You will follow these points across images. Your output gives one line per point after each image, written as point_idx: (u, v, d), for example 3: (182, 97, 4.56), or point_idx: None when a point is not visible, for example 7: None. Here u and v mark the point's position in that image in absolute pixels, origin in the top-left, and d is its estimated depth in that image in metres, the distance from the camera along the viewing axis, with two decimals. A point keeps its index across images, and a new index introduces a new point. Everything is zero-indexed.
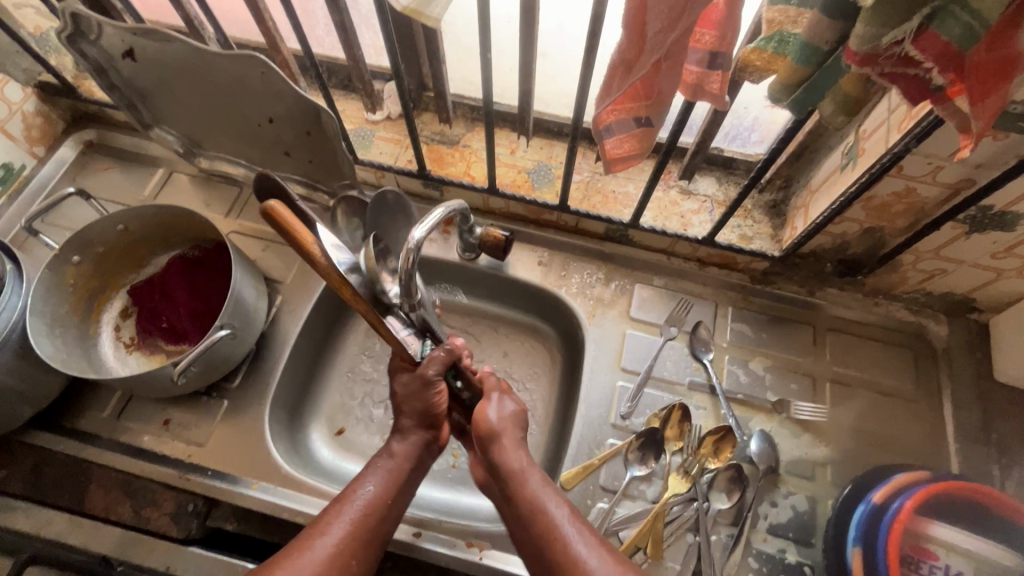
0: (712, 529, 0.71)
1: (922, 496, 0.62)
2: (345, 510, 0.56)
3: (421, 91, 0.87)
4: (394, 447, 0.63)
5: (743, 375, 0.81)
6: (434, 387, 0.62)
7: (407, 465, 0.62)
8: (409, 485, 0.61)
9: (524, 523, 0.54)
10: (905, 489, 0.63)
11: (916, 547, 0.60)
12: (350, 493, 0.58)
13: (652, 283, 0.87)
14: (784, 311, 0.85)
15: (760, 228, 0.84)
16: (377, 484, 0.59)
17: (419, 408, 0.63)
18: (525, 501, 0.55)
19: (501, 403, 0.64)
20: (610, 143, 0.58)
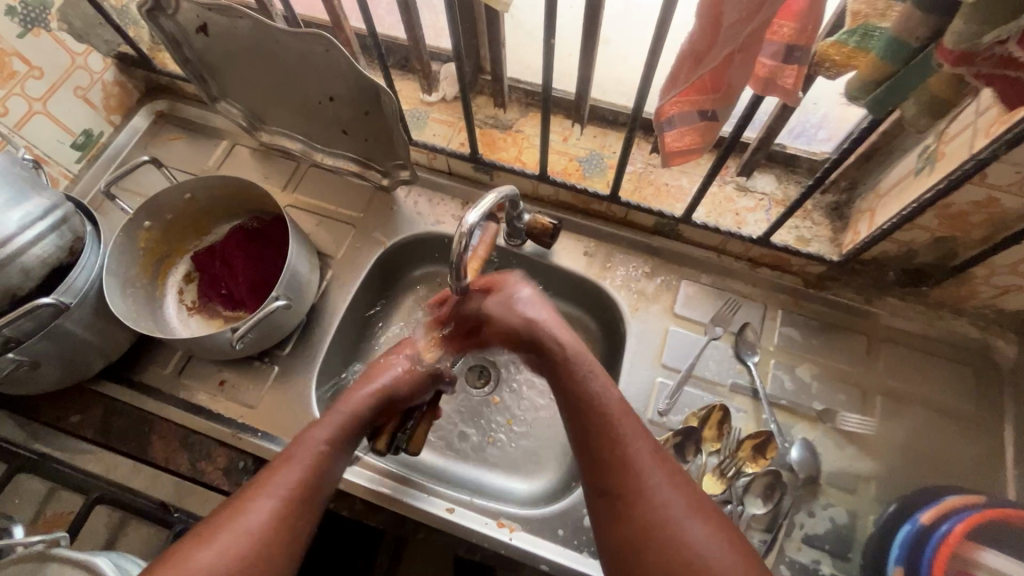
0: (745, 533, 0.70)
1: (973, 522, 0.59)
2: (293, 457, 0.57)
3: (478, 74, 0.87)
4: (347, 404, 0.63)
5: (787, 382, 0.79)
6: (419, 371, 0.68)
7: (357, 421, 0.62)
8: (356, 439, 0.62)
9: (572, 399, 0.59)
10: (959, 512, 0.60)
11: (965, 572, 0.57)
12: (298, 442, 0.59)
13: (699, 281, 0.85)
14: (837, 318, 0.82)
15: (819, 231, 0.80)
16: (325, 440, 0.59)
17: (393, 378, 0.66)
18: (580, 384, 0.59)
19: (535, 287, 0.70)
20: (670, 136, 0.57)
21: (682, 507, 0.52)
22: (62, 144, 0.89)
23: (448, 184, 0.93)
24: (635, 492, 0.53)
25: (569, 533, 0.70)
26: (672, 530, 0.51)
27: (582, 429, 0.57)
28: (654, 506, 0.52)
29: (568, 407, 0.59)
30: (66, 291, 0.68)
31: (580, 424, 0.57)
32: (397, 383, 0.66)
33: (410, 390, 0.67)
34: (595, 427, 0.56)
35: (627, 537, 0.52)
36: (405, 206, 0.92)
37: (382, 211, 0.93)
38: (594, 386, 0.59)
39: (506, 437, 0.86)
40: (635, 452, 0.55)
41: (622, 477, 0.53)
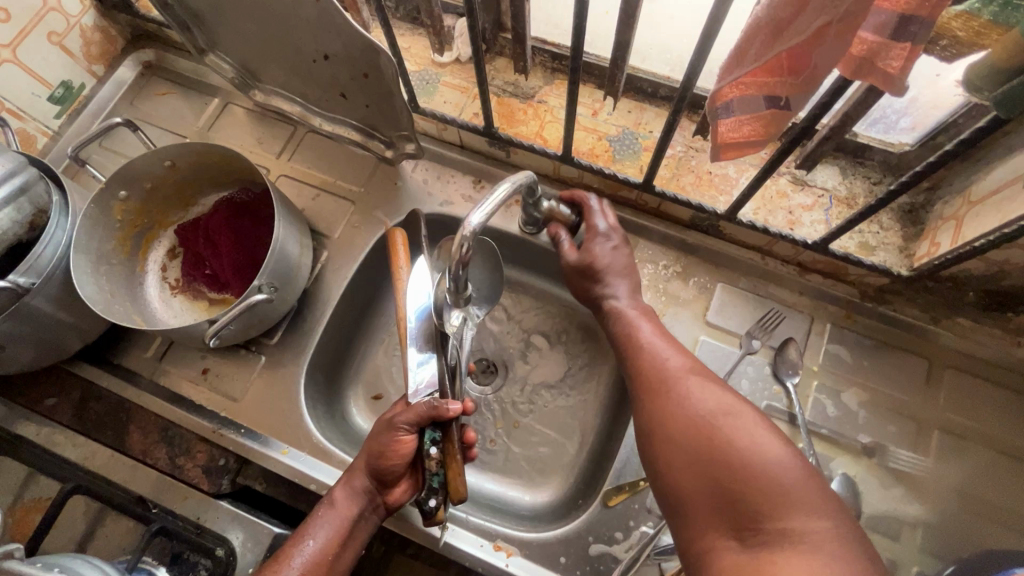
0: None
1: None
2: (285, 565, 0.55)
3: (497, 33, 0.75)
4: (335, 496, 0.59)
5: (831, 409, 0.70)
6: (397, 440, 0.58)
7: (351, 515, 0.58)
8: (355, 532, 0.59)
9: (618, 334, 0.62)
10: None
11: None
12: (292, 547, 0.56)
13: (737, 286, 0.75)
14: (894, 337, 0.72)
15: (887, 238, 0.68)
16: (319, 539, 0.57)
17: (374, 457, 0.59)
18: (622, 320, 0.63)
19: (604, 238, 0.68)
20: (726, 125, 0.46)
21: (714, 401, 0.49)
22: (38, 98, 0.81)
23: (460, 158, 0.82)
24: (665, 389, 0.52)
25: (572, 562, 0.64)
26: (699, 418, 0.48)
27: (623, 358, 0.60)
28: (685, 402, 0.50)
29: (615, 338, 0.62)
30: (28, 270, 0.61)
31: (623, 352, 0.60)
32: (380, 463, 0.59)
33: (401, 458, 0.58)
34: (633, 350, 0.59)
35: (655, 433, 0.50)
36: (411, 182, 0.83)
37: (385, 187, 0.83)
38: (639, 323, 0.61)
39: (512, 443, 0.79)
40: (671, 368, 0.54)
41: (659, 383, 0.53)
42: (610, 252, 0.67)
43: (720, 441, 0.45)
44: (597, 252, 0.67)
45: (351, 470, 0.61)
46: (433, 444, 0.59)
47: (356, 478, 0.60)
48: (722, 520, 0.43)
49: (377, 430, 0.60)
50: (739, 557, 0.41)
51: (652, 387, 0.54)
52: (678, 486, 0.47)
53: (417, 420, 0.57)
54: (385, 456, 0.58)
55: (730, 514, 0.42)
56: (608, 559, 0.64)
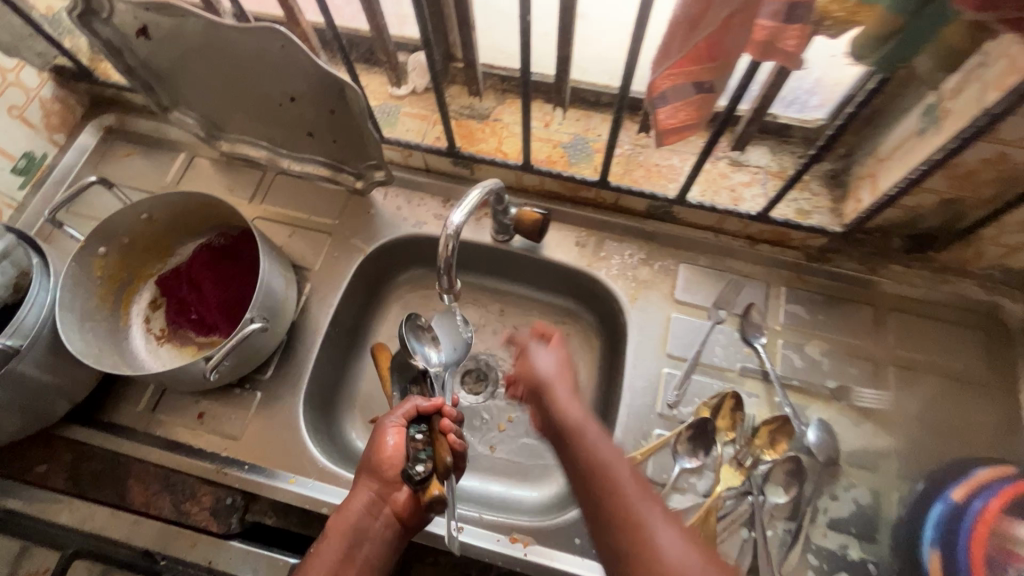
0: (768, 524, 0.67)
1: (1009, 496, 0.55)
2: None
3: (449, 63, 0.81)
4: (333, 523, 0.61)
5: (798, 361, 0.76)
6: (384, 439, 0.62)
7: (349, 532, 0.59)
8: (356, 556, 0.59)
9: (571, 458, 0.53)
10: (990, 486, 0.56)
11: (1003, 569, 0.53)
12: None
13: (698, 264, 0.82)
14: (842, 291, 0.80)
15: (818, 202, 0.77)
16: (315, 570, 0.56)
17: (370, 466, 0.62)
18: (565, 428, 0.56)
19: (539, 352, 0.64)
20: (664, 113, 0.53)
21: (678, 541, 0.44)
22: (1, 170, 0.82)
23: (427, 181, 0.87)
24: (629, 536, 0.45)
25: (587, 542, 0.67)
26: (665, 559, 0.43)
27: (582, 499, 0.50)
28: (653, 544, 0.44)
29: (563, 449, 0.55)
30: (14, 332, 0.62)
31: (578, 484, 0.51)
32: (376, 470, 0.62)
33: (392, 456, 0.62)
34: (589, 495, 0.49)
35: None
36: (382, 208, 0.87)
37: (358, 217, 0.87)
38: (583, 428, 0.54)
39: (512, 443, 0.82)
40: (626, 495, 0.47)
41: (621, 518, 0.46)
42: (561, 367, 0.63)
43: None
44: (535, 364, 0.63)
45: (349, 495, 0.63)
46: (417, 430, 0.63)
47: (353, 496, 0.62)
48: None
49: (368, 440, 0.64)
50: None
51: (619, 521, 0.46)
52: None
53: (404, 412, 0.64)
54: (376, 455, 0.62)
55: None
56: None
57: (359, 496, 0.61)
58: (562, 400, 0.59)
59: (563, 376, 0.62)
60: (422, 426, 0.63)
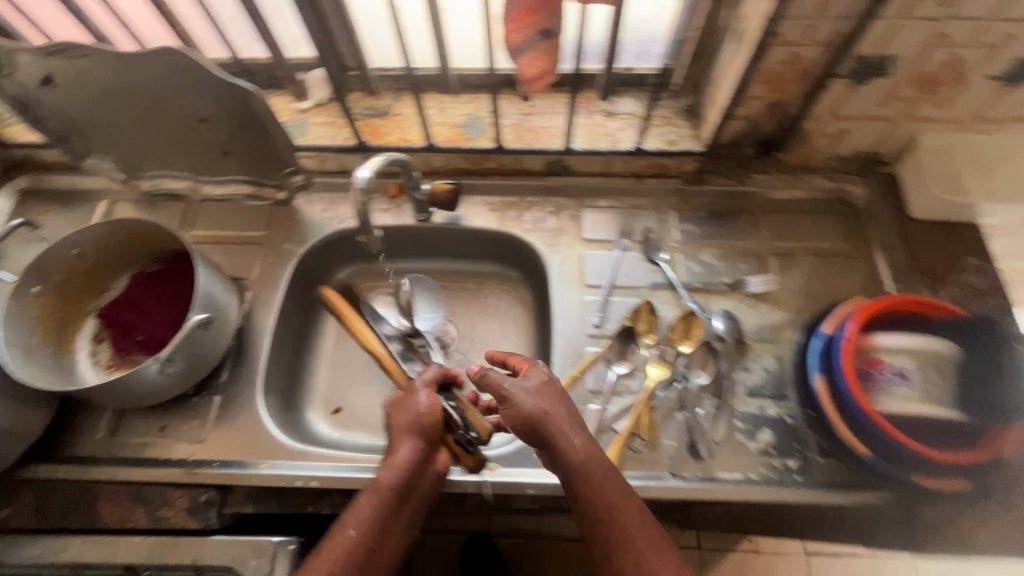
0: (698, 404, 0.77)
1: (862, 318, 0.66)
2: (328, 553, 0.59)
3: (344, 71, 0.90)
4: (375, 484, 0.63)
5: (697, 267, 0.88)
6: (422, 404, 0.67)
7: (392, 497, 0.62)
8: (395, 519, 0.62)
9: (581, 501, 0.60)
10: (848, 315, 0.67)
11: (879, 382, 0.64)
12: (335, 540, 0.60)
13: (599, 206, 0.93)
14: (720, 204, 0.93)
15: (683, 131, 0.90)
16: (358, 528, 0.60)
17: (410, 428, 0.66)
18: (570, 470, 0.61)
19: (526, 382, 0.66)
20: (524, 64, 0.64)
21: None
22: None
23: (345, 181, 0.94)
24: None
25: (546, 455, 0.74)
26: None
27: (597, 539, 0.59)
28: None
29: (572, 487, 0.61)
30: None
31: (592, 524, 0.60)
32: (416, 434, 0.66)
33: (432, 419, 0.66)
34: (609, 549, 0.59)
35: None
36: (307, 212, 0.93)
37: (286, 224, 0.92)
38: (590, 478, 0.61)
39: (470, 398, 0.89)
40: (640, 546, 0.58)
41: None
42: (544, 399, 0.65)
43: None
44: (519, 400, 0.64)
45: (388, 455, 0.65)
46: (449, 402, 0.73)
47: (394, 451, 0.65)
48: None
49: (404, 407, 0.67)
50: None
51: None
52: None
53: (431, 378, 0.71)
54: (419, 424, 0.66)
55: None
56: None
57: (404, 455, 0.64)
58: (565, 436, 0.62)
59: (550, 403, 0.65)
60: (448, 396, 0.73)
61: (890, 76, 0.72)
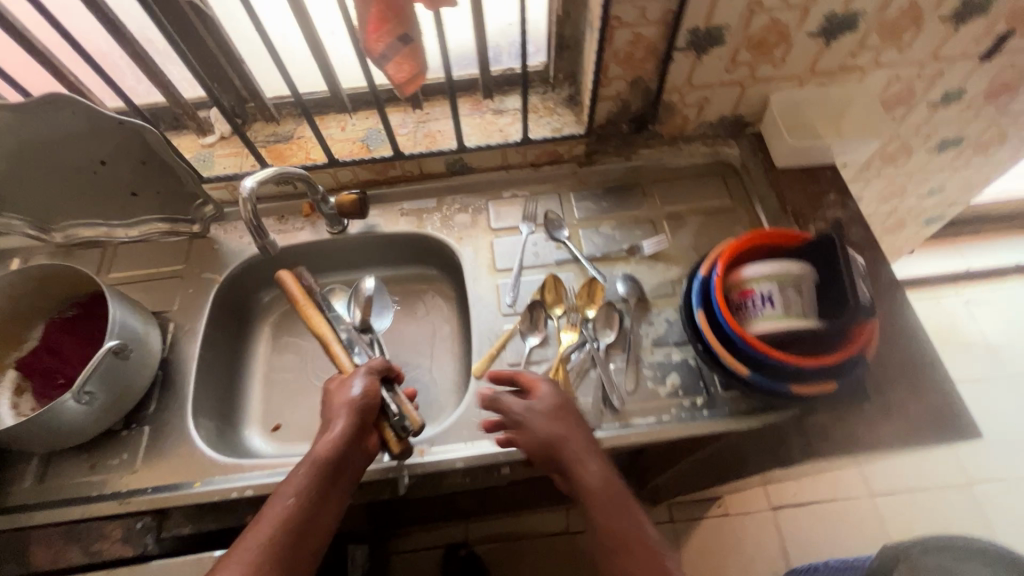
0: (609, 361, 0.83)
1: (730, 255, 0.73)
2: (264, 522, 0.60)
3: (242, 104, 0.95)
4: (312, 454, 0.66)
5: (597, 239, 0.94)
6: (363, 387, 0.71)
7: (328, 469, 0.65)
8: (331, 493, 0.65)
9: (599, 530, 0.64)
10: (718, 255, 0.74)
11: (750, 310, 0.70)
12: (271, 508, 0.62)
13: (502, 197, 0.99)
14: (612, 180, 1.00)
15: (566, 119, 0.98)
16: (294, 497, 0.62)
17: (353, 407, 0.69)
18: (589, 498, 0.65)
19: (537, 405, 0.71)
20: (392, 70, 0.71)
21: None
22: None
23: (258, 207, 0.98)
24: None
25: (473, 429, 0.78)
26: None
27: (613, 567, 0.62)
28: None
29: (589, 514, 0.65)
30: None
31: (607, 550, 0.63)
32: (356, 413, 0.69)
33: (372, 400, 0.70)
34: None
35: None
36: (225, 241, 0.96)
37: (204, 254, 0.95)
38: (609, 506, 0.64)
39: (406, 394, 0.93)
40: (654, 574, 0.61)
41: None
42: (557, 421, 0.70)
43: None
44: (535, 428, 0.69)
45: (326, 428, 0.68)
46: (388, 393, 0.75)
47: (330, 425, 0.68)
48: None
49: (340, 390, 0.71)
50: None
51: None
52: None
53: (375, 366, 0.74)
54: (353, 403, 0.69)
55: None
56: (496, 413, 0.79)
57: (339, 429, 0.67)
58: (583, 465, 0.67)
59: (568, 430, 0.69)
60: (388, 388, 0.74)
61: (725, 44, 0.82)
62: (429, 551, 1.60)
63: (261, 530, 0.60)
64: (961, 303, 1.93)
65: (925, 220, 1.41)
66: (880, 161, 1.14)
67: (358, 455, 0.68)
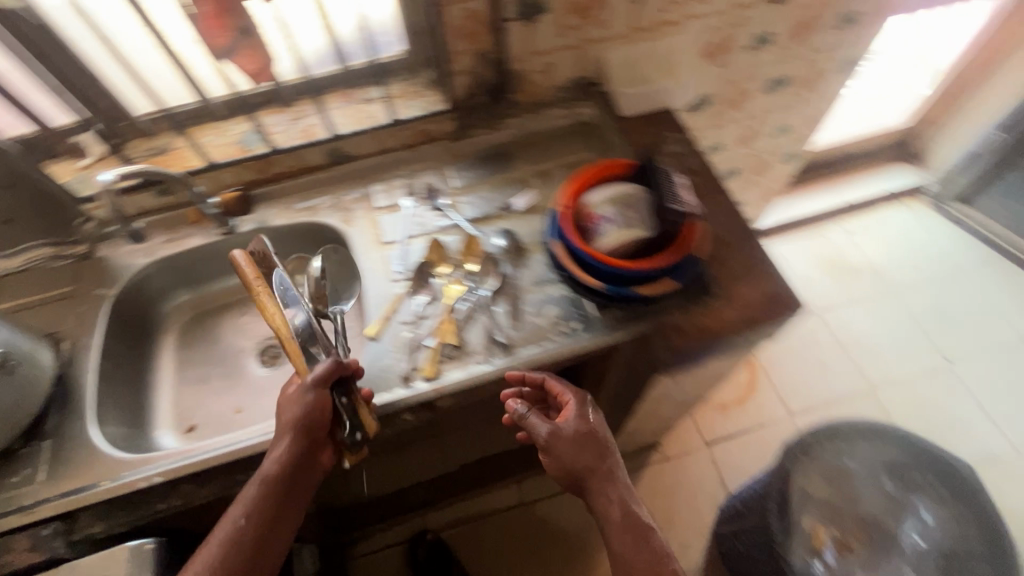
0: (494, 305, 0.90)
1: (570, 189, 0.83)
2: (217, 538, 0.68)
3: (113, 123, 0.98)
4: (262, 469, 0.71)
5: (476, 202, 1.02)
6: (308, 401, 0.73)
7: (279, 484, 0.71)
8: (285, 506, 0.71)
9: (618, 543, 0.74)
10: (563, 191, 0.83)
11: (591, 228, 0.80)
12: (222, 523, 0.69)
13: (385, 178, 1.06)
14: (485, 149, 1.08)
15: (432, 98, 1.05)
16: (246, 515, 0.69)
17: (298, 419, 0.72)
18: (614, 520, 0.76)
19: (563, 426, 0.80)
20: None
21: None
22: None
23: (146, 221, 1.01)
24: None
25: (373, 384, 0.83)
26: None
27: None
28: None
29: (613, 532, 0.75)
30: None
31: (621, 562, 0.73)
32: (304, 425, 0.73)
33: (320, 412, 0.74)
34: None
35: None
36: (114, 256, 0.98)
37: (93, 272, 0.96)
38: (628, 523, 0.75)
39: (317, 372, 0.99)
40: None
41: None
42: (581, 444, 0.78)
43: None
44: (559, 448, 0.78)
45: (275, 440, 0.72)
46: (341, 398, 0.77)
47: (278, 441, 0.72)
48: None
49: (286, 403, 0.74)
50: None
51: None
52: None
53: (324, 373, 0.74)
54: (299, 418, 0.72)
55: None
56: (392, 367, 0.85)
57: (285, 448, 0.72)
58: (607, 489, 0.77)
59: (589, 453, 0.78)
60: (341, 391, 0.77)
61: (550, 10, 0.92)
62: (387, 551, 1.60)
63: (214, 551, 0.67)
64: (843, 234, 2.14)
65: (785, 158, 1.58)
66: (724, 105, 1.28)
67: (312, 467, 0.74)
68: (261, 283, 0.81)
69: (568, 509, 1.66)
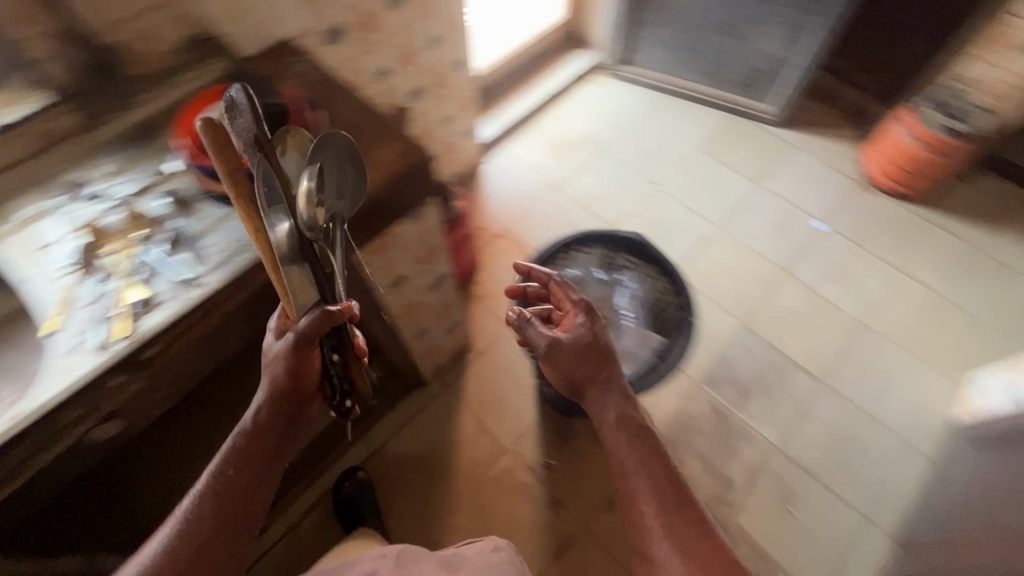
0: (172, 255, 0.95)
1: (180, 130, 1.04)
2: (201, 487, 0.94)
3: None
4: (248, 425, 0.98)
5: (128, 179, 1.05)
6: (300, 356, 0.91)
7: (263, 438, 0.98)
8: (264, 457, 0.98)
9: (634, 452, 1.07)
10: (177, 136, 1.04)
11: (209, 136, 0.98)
12: (208, 474, 0.96)
13: (18, 191, 1.04)
14: (118, 127, 1.10)
15: (35, 98, 1.07)
16: (228, 467, 0.96)
17: (282, 377, 0.95)
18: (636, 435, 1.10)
19: (574, 344, 1.18)
20: None
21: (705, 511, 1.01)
22: None
23: None
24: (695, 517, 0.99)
25: (65, 367, 0.86)
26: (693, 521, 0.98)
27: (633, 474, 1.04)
28: (675, 489, 1.03)
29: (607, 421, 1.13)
30: None
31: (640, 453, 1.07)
32: (286, 381, 0.96)
33: (304, 368, 0.95)
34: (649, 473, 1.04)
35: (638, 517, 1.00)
36: None
37: None
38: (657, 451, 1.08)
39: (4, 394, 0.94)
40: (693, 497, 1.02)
41: (678, 484, 1.03)
42: (580, 348, 1.17)
43: (689, 511, 0.99)
44: (562, 348, 1.17)
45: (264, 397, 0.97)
46: (336, 352, 0.95)
47: (263, 396, 0.98)
48: (653, 520, 0.97)
49: (274, 355, 0.93)
50: (658, 537, 0.95)
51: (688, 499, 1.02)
52: (638, 521, 1.00)
53: (318, 320, 0.84)
54: (290, 368, 0.93)
55: (669, 522, 0.97)
56: (82, 345, 0.88)
57: (262, 408, 0.98)
58: (603, 396, 1.16)
59: (588, 357, 1.17)
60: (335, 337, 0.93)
61: None
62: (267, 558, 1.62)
63: (199, 497, 0.93)
64: (556, 121, 2.48)
65: (456, 66, 1.78)
66: (358, 30, 1.43)
67: (289, 413, 1.01)
68: (224, 159, 0.68)
69: (415, 437, 1.81)
